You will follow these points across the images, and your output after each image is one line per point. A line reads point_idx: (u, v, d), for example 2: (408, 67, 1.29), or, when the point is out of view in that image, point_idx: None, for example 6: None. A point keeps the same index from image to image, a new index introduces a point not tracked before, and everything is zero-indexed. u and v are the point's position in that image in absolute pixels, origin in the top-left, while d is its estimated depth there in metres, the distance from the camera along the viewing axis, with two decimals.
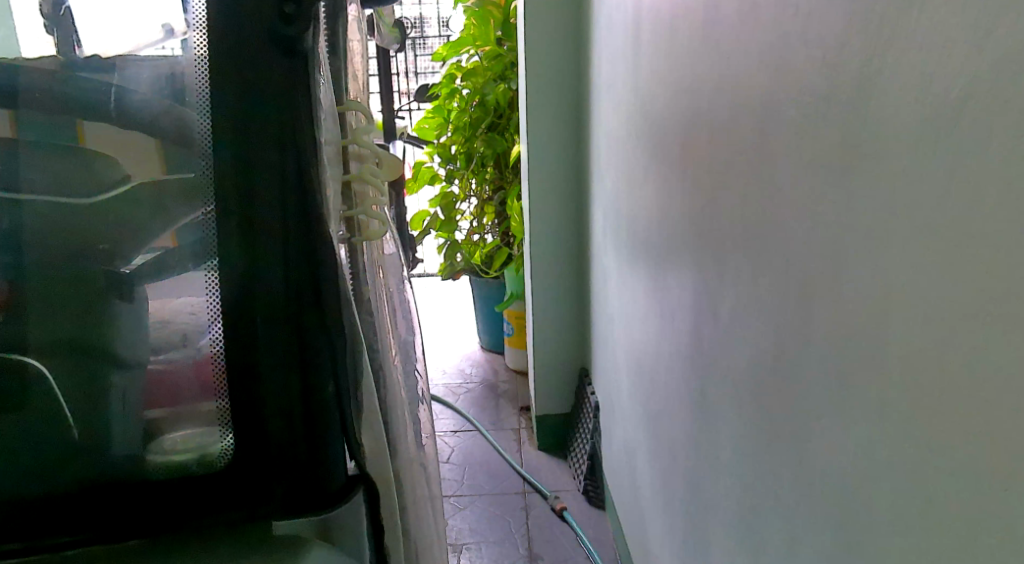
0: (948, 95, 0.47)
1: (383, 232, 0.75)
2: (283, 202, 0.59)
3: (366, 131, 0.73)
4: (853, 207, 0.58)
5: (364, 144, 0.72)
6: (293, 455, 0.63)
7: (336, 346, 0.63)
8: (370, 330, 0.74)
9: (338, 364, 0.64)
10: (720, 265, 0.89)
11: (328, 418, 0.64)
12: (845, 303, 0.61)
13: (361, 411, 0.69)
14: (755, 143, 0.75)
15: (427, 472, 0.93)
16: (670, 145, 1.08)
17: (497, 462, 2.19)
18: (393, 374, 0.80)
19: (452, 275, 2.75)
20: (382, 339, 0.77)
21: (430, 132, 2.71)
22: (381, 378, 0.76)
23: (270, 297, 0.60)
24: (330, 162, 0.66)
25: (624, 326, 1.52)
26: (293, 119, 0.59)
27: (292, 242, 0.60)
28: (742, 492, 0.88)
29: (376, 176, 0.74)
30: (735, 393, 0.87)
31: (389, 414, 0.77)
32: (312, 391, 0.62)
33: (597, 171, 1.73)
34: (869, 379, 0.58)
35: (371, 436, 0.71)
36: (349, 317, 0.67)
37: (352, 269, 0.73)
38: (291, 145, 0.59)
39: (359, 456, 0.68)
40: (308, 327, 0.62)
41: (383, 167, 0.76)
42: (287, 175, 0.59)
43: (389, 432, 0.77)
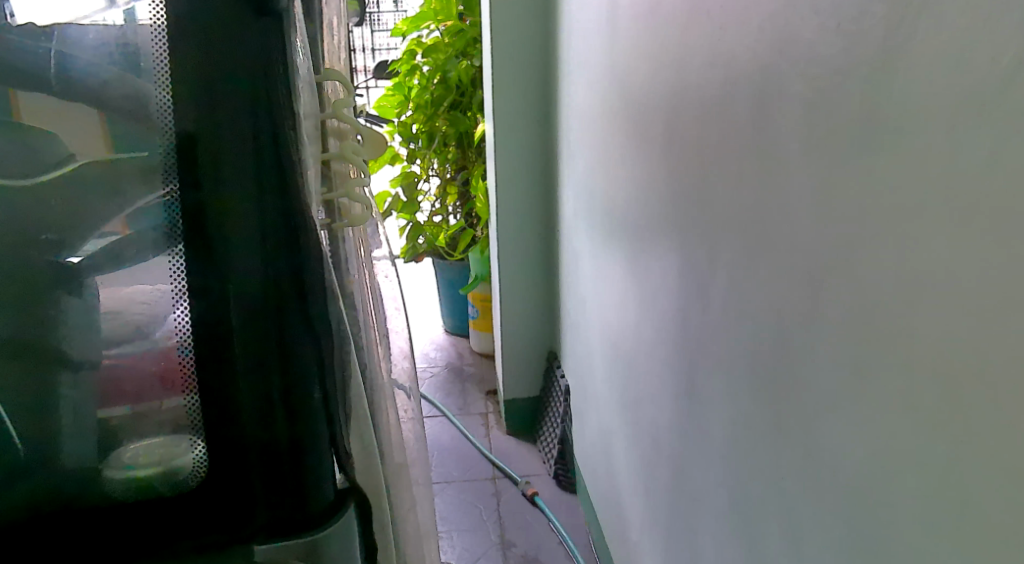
0: (991, 72, 0.44)
1: (365, 220, 0.69)
2: (260, 186, 0.53)
3: (346, 103, 0.66)
4: (873, 192, 0.55)
5: (350, 120, 0.65)
6: (278, 467, 0.58)
7: (323, 350, 0.58)
8: (355, 327, 0.68)
9: (325, 368, 0.58)
10: (711, 251, 0.86)
11: (315, 427, 0.58)
12: (862, 294, 0.58)
13: (350, 413, 0.64)
14: (755, 120, 0.72)
15: (412, 472, 0.88)
16: (653, 123, 1.05)
17: (466, 447, 2.16)
18: (378, 371, 0.75)
19: (415, 258, 2.68)
20: (366, 336, 0.72)
21: (389, 110, 2.61)
22: (366, 376, 0.70)
23: (247, 291, 0.54)
24: (309, 139, 0.61)
25: (598, 310, 1.48)
26: (268, 90, 0.52)
27: (270, 231, 0.54)
28: (736, 485, 0.85)
29: (358, 153, 0.68)
30: (729, 382, 0.84)
31: (376, 415, 0.72)
32: (297, 402, 0.57)
33: (568, 149, 1.69)
34: (888, 371, 0.56)
35: (359, 440, 0.66)
36: (336, 311, 0.62)
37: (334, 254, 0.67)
38: (267, 121, 0.52)
39: (349, 468, 0.63)
40: (285, 324, 0.56)
41: (366, 143, 0.70)
42: (262, 157, 0.53)
43: (378, 433, 0.72)
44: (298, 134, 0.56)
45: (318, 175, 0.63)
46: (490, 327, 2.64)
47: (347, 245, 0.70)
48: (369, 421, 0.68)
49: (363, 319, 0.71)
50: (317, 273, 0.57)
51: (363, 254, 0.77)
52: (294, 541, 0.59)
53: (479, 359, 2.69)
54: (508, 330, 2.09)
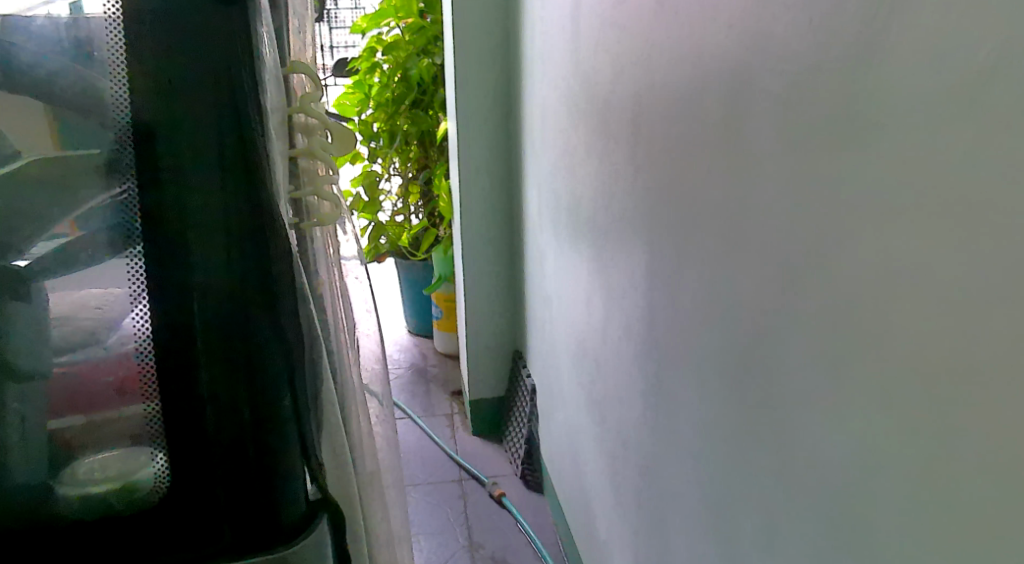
0: (970, 64, 0.44)
1: (333, 219, 0.68)
2: (224, 183, 0.51)
3: (314, 98, 0.64)
4: (850, 186, 0.55)
5: (318, 115, 0.63)
6: (247, 477, 0.56)
7: (293, 357, 0.57)
8: (326, 330, 0.66)
9: (294, 373, 0.57)
10: (681, 248, 0.86)
11: (285, 434, 0.56)
12: (838, 289, 0.57)
13: (321, 420, 0.63)
14: (725, 116, 0.72)
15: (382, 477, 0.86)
16: (619, 121, 1.04)
17: (431, 449, 2.13)
18: (349, 375, 0.73)
19: (377, 259, 2.64)
20: (336, 339, 0.70)
21: (350, 109, 2.58)
22: (337, 381, 0.68)
23: (213, 294, 0.52)
24: (276, 133, 0.58)
25: (565, 308, 1.47)
26: (232, 82, 0.49)
27: (236, 230, 0.52)
28: (708, 482, 0.85)
29: (327, 149, 0.66)
30: (701, 380, 0.84)
31: (348, 420, 0.70)
32: (266, 408, 0.55)
33: (531, 147, 1.68)
34: (865, 367, 0.55)
35: (329, 446, 0.64)
36: (305, 315, 0.60)
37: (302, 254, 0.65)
38: (231, 114, 0.50)
39: (321, 479, 0.62)
40: (257, 332, 0.54)
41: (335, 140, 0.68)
42: (226, 152, 0.50)
43: (351, 439, 0.70)
44: (268, 134, 0.55)
45: (285, 172, 0.61)
46: (454, 327, 2.62)
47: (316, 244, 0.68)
48: (340, 427, 0.66)
49: (332, 321, 0.69)
50: (287, 275, 0.56)
51: (331, 253, 0.75)
52: (264, 557, 0.57)
53: (443, 360, 2.67)
54: (473, 330, 2.07)
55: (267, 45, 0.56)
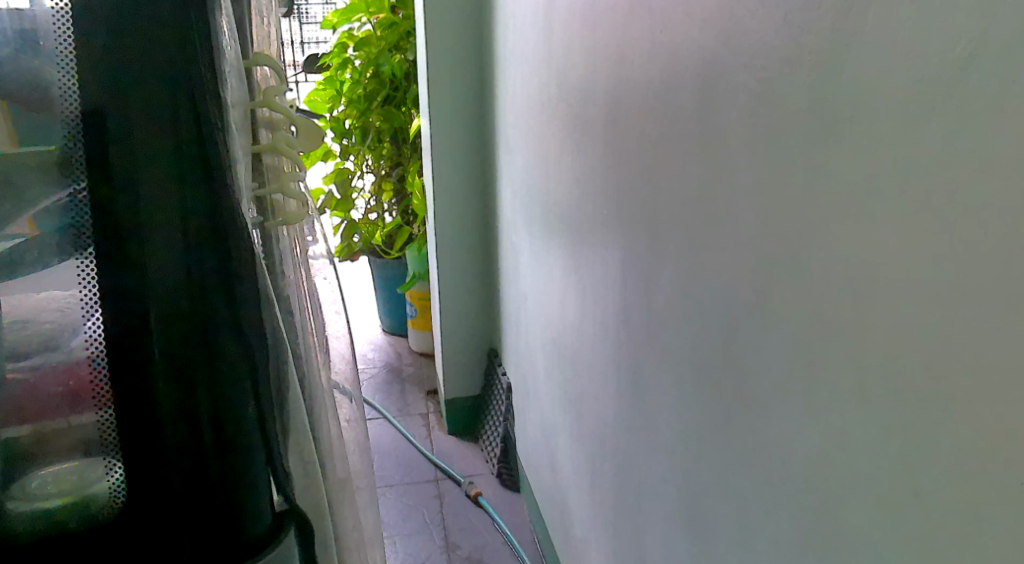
0: (946, 59, 0.43)
1: (301, 218, 0.66)
2: (182, 183, 0.49)
3: (277, 91, 0.63)
4: (825, 182, 0.54)
5: (284, 111, 0.62)
6: (208, 488, 0.54)
7: (256, 364, 0.55)
8: (294, 334, 0.65)
9: (257, 379, 0.56)
10: (656, 245, 0.85)
11: (249, 442, 0.55)
12: (814, 287, 0.57)
13: (287, 429, 0.61)
14: (700, 112, 0.71)
15: (354, 481, 0.84)
16: (592, 118, 1.04)
17: (406, 449, 2.11)
18: (318, 380, 0.71)
19: (350, 257, 2.61)
20: (304, 342, 0.68)
21: (320, 106, 2.54)
22: (305, 386, 0.67)
23: (171, 299, 0.50)
24: (238, 129, 0.56)
25: (540, 306, 1.47)
26: (189, 79, 0.48)
27: (194, 231, 0.50)
28: (684, 481, 0.84)
29: (292, 145, 0.64)
30: (677, 379, 0.84)
31: (317, 427, 0.68)
32: (228, 416, 0.54)
33: (505, 144, 1.67)
34: (841, 365, 0.55)
35: (296, 451, 0.63)
36: (271, 320, 0.59)
37: (267, 256, 0.63)
38: (190, 110, 0.48)
39: (286, 487, 0.61)
40: (218, 337, 0.52)
41: (301, 136, 0.66)
42: (184, 150, 0.49)
43: (319, 444, 0.69)
44: (230, 133, 0.53)
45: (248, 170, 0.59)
46: (429, 326, 2.60)
47: (283, 245, 0.66)
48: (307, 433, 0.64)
49: (300, 323, 0.67)
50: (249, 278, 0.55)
51: (300, 255, 0.73)
52: None
53: (418, 359, 2.65)
54: (448, 328, 2.06)
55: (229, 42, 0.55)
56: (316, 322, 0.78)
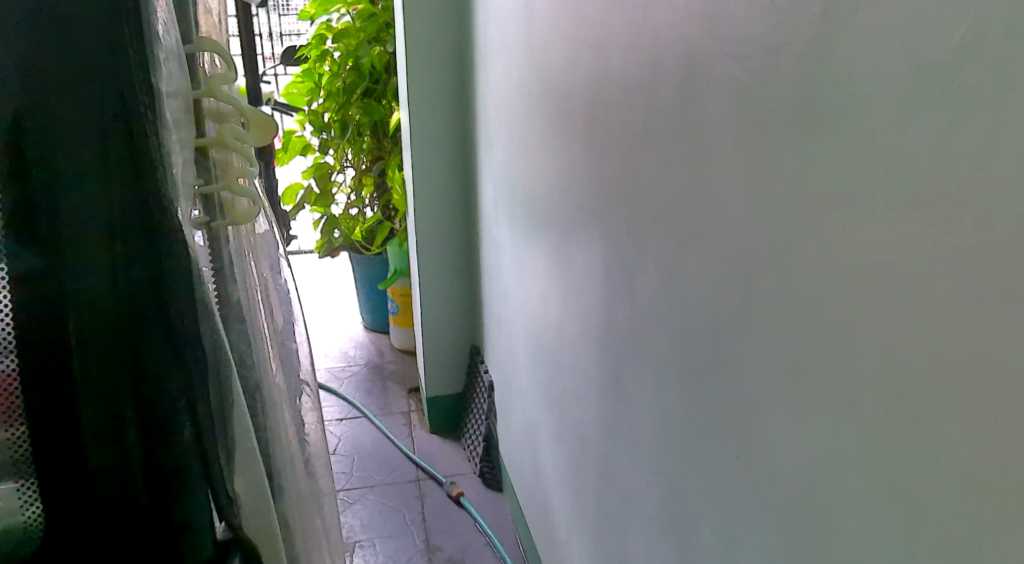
0: (943, 46, 0.40)
1: (253, 217, 0.62)
2: (109, 199, 0.48)
3: (225, 81, 0.58)
4: (814, 178, 0.51)
5: (230, 102, 0.58)
6: (136, 508, 0.53)
7: (196, 388, 0.54)
8: (239, 342, 0.62)
9: (198, 406, 0.54)
10: (639, 243, 0.82)
11: (186, 466, 0.54)
12: (802, 288, 0.54)
13: (234, 444, 0.58)
14: (683, 105, 0.68)
15: (314, 492, 0.81)
16: (573, 111, 1.01)
17: (387, 449, 2.08)
18: (274, 394, 0.68)
19: (330, 253, 2.58)
20: (257, 357, 0.64)
21: (299, 98, 2.52)
22: (255, 398, 0.64)
23: (97, 315, 0.49)
24: (175, 125, 0.52)
25: (521, 303, 1.44)
26: (117, 87, 0.46)
27: (122, 248, 0.49)
28: (667, 486, 0.82)
29: (241, 139, 0.60)
30: (660, 381, 0.81)
31: (269, 440, 0.65)
32: (162, 438, 0.52)
33: (486, 138, 1.63)
34: (830, 370, 0.52)
35: (247, 466, 0.60)
36: (212, 332, 0.55)
37: (214, 265, 0.60)
38: (119, 121, 0.47)
39: (232, 516, 0.59)
40: (149, 348, 0.51)
41: (252, 128, 0.62)
42: (110, 165, 0.48)
43: (268, 458, 0.66)
44: (165, 140, 0.50)
45: (189, 166, 0.55)
46: (410, 323, 2.56)
47: (233, 245, 0.63)
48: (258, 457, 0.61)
49: (254, 336, 0.64)
50: (187, 299, 0.52)
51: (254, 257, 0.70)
52: None
53: (400, 356, 2.61)
54: (429, 326, 2.03)
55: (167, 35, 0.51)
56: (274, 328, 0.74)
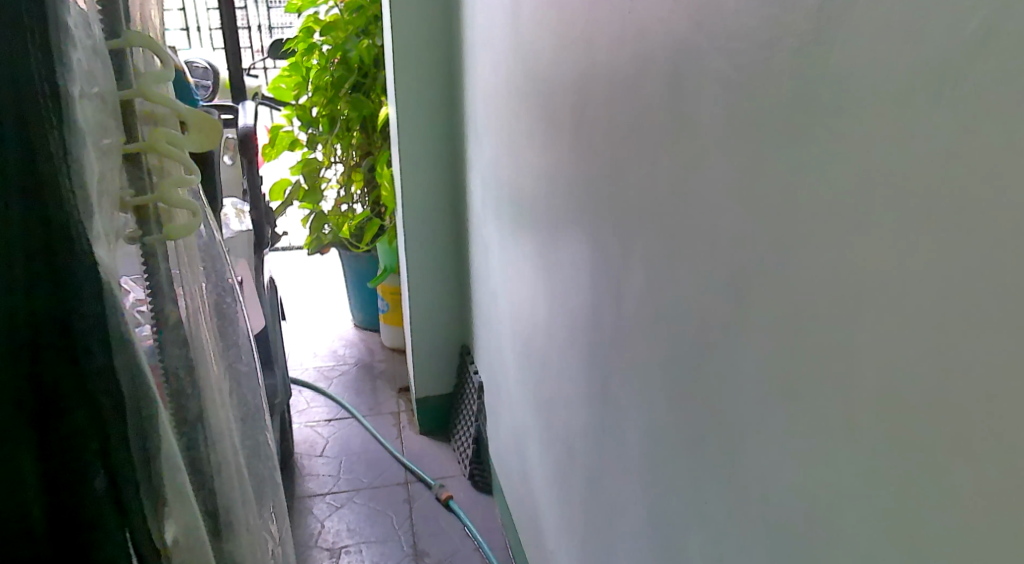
0: (950, 41, 0.37)
1: (194, 227, 0.58)
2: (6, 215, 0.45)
3: (158, 80, 0.56)
4: (811, 185, 0.47)
5: (161, 101, 0.55)
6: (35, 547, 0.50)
7: (111, 434, 0.50)
8: (172, 364, 0.60)
9: (115, 451, 0.50)
10: (627, 248, 0.78)
11: (94, 515, 0.50)
12: (799, 304, 0.50)
13: (160, 479, 0.56)
14: (672, 101, 0.65)
15: (271, 515, 0.76)
16: (560, 108, 0.97)
17: (375, 450, 2.04)
18: (218, 417, 0.64)
19: (319, 250, 2.52)
20: (191, 378, 0.61)
21: (287, 93, 2.47)
22: (193, 431, 0.61)
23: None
24: (92, 135, 0.51)
25: (508, 304, 1.40)
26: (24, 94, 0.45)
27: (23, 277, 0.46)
28: (656, 501, 0.78)
29: (177, 142, 0.57)
30: (650, 392, 0.77)
31: (213, 474, 0.63)
32: (67, 479, 0.49)
33: (474, 133, 1.59)
34: (829, 391, 0.48)
35: (180, 502, 0.57)
36: (130, 362, 0.52)
37: (153, 283, 0.58)
38: (26, 131, 0.45)
39: None
40: (62, 399, 0.48)
41: (193, 130, 0.59)
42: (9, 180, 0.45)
43: (205, 484, 0.63)
44: (84, 165, 0.49)
45: (111, 174, 0.53)
46: (400, 320, 2.53)
47: (179, 267, 0.61)
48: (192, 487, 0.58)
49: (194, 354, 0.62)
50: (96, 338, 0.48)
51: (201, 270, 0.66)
52: None
53: (390, 354, 2.57)
54: (418, 325, 1.99)
55: (89, 42, 0.50)
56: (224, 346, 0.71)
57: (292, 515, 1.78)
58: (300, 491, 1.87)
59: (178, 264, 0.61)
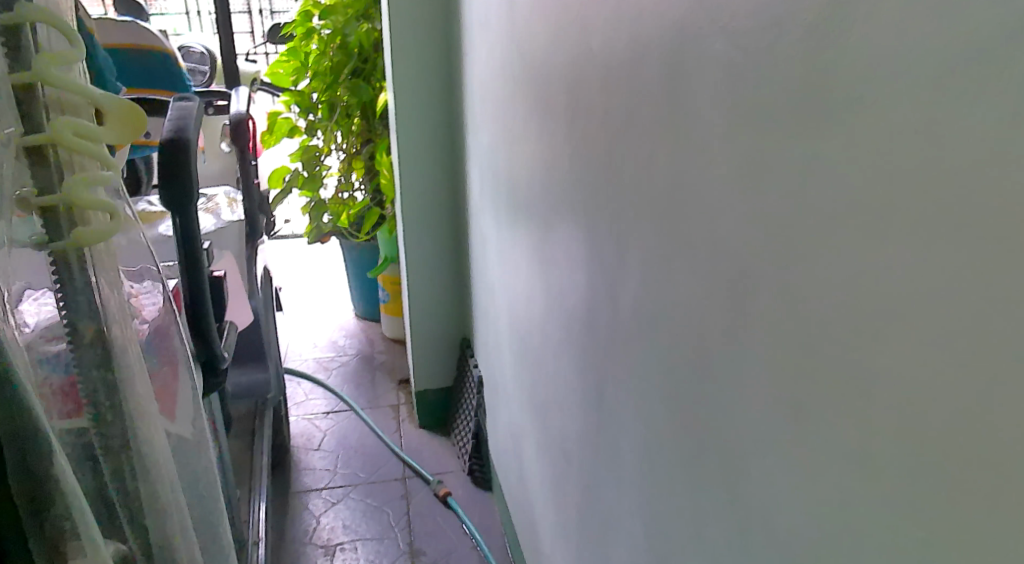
0: (987, 14, 0.31)
1: (114, 231, 0.52)
2: None
3: (66, 59, 0.48)
4: (825, 180, 0.42)
5: (72, 89, 0.48)
6: None
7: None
8: (86, 388, 0.53)
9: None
10: (625, 245, 0.73)
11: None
12: (811, 315, 0.44)
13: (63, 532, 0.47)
14: (670, 87, 0.59)
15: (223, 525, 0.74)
16: (556, 94, 0.91)
17: (374, 444, 2.01)
18: (157, 441, 0.58)
19: (319, 239, 2.46)
20: (119, 404, 0.54)
21: (285, 78, 2.42)
22: (122, 465, 0.55)
23: None
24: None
25: (506, 297, 1.35)
26: None
27: None
28: (654, 516, 0.74)
29: (92, 134, 0.49)
30: (650, 400, 0.72)
31: (149, 511, 0.57)
32: None
33: (471, 120, 1.53)
34: (844, 416, 0.42)
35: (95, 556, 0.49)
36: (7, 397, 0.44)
37: (62, 292, 0.51)
38: None
39: None
40: None
41: (114, 123, 0.51)
42: None
43: (136, 522, 0.56)
44: None
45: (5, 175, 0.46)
46: (400, 311, 2.48)
47: (100, 278, 0.54)
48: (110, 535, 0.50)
49: (119, 376, 0.54)
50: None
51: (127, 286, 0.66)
52: None
53: (391, 345, 2.53)
54: (418, 317, 1.94)
55: None
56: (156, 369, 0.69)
57: (288, 511, 1.75)
58: (296, 486, 1.84)
59: (99, 274, 0.54)
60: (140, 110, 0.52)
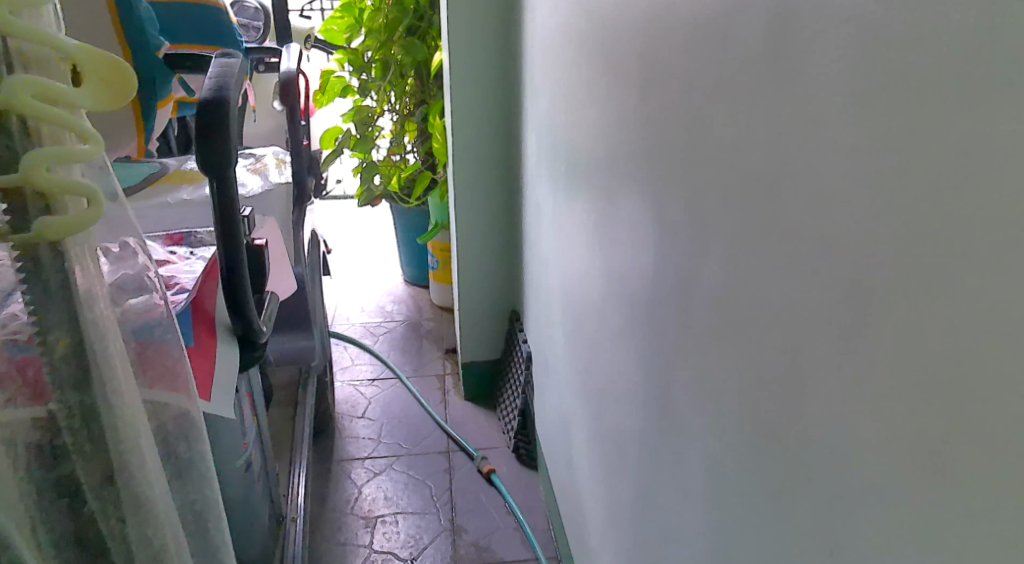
0: None
1: (89, 221, 0.45)
2: None
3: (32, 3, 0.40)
4: (1007, 177, 0.33)
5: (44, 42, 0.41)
6: None
7: None
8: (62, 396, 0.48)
9: None
10: (702, 231, 0.65)
11: None
12: (960, 334, 0.36)
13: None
14: (770, 55, 0.51)
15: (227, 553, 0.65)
16: (627, 56, 0.82)
17: (418, 415, 1.97)
18: (149, 456, 0.53)
19: (370, 202, 2.40)
20: (100, 416, 0.49)
21: (339, 36, 2.36)
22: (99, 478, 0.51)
23: None
24: None
25: (561, 273, 1.27)
26: None
27: None
28: (720, 532, 0.67)
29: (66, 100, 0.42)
30: (721, 404, 0.64)
31: (135, 529, 0.53)
32: None
33: (530, 83, 1.45)
34: (1003, 464, 0.35)
35: None
36: None
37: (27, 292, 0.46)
38: None
39: None
40: None
41: (99, 85, 0.44)
42: None
43: (116, 535, 0.53)
44: None
45: None
46: (449, 278, 2.43)
47: (82, 271, 0.47)
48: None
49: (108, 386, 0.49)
50: None
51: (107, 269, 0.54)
52: None
53: (438, 313, 2.49)
54: (466, 287, 1.88)
55: None
56: (145, 378, 0.57)
57: (330, 480, 1.72)
58: (339, 454, 1.81)
59: (75, 264, 0.47)
60: (132, 77, 0.45)
